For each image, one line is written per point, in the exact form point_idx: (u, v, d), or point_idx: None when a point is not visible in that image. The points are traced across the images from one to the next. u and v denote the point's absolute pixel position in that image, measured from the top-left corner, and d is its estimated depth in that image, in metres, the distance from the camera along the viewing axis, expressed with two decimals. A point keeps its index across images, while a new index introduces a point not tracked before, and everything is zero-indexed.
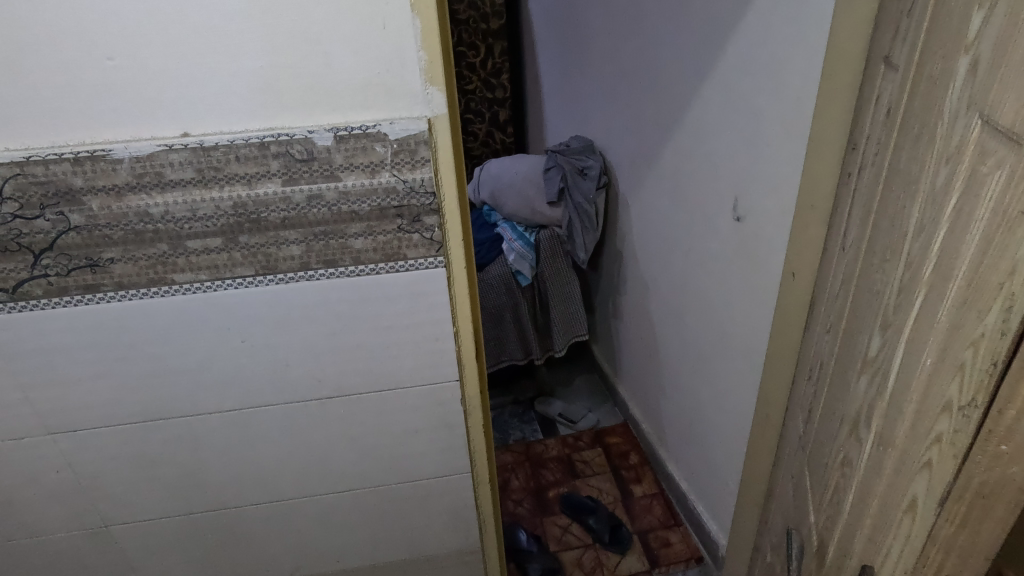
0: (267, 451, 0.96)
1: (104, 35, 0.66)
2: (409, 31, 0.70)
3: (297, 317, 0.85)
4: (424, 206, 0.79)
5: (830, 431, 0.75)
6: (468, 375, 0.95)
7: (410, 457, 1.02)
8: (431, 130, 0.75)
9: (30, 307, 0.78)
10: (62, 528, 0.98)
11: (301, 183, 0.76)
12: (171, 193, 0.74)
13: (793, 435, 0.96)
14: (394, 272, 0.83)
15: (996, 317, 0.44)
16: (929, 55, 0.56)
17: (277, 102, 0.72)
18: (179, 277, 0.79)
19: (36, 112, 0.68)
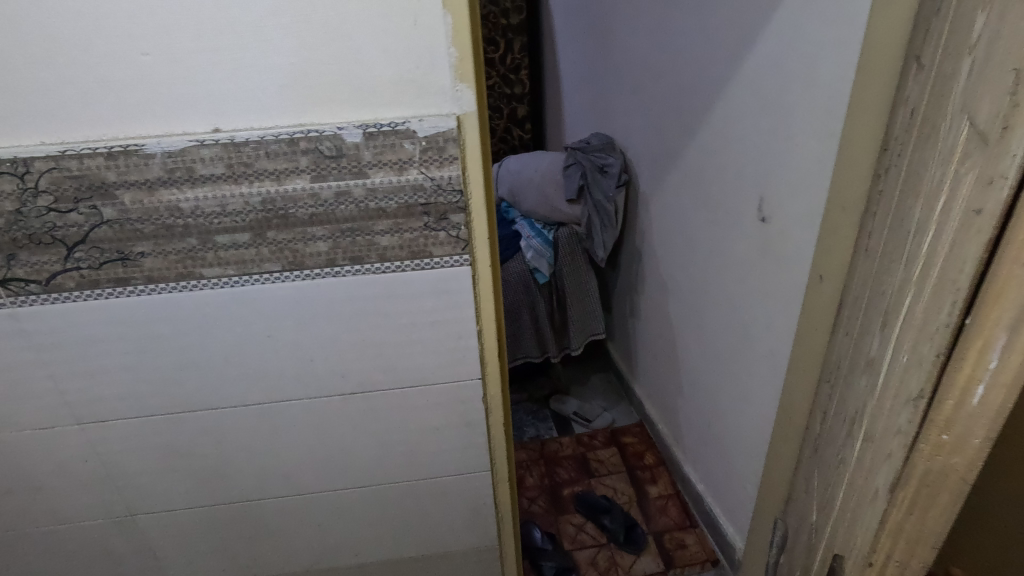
0: (290, 445, 0.97)
1: (140, 30, 0.66)
2: (441, 27, 0.69)
3: (322, 313, 0.85)
4: (452, 204, 0.79)
5: (839, 431, 0.81)
6: (490, 374, 0.95)
7: (431, 454, 1.02)
8: (459, 128, 0.75)
9: (62, 299, 0.79)
10: (88, 516, 1.00)
11: (329, 180, 0.76)
12: (201, 188, 0.74)
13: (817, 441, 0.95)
14: (419, 269, 0.83)
15: (945, 313, 0.62)
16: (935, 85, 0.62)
17: (309, 99, 0.72)
18: (207, 272, 0.80)
19: (73, 107, 0.69)
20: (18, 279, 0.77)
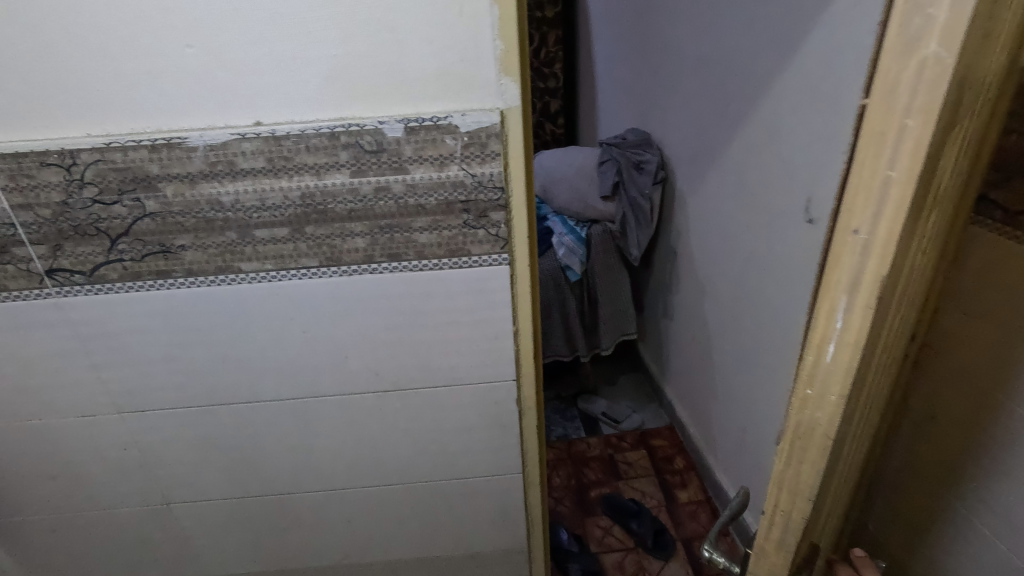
0: (323, 441, 0.97)
1: (184, 22, 0.66)
2: (486, 17, 0.67)
3: (358, 309, 0.84)
4: (492, 201, 0.77)
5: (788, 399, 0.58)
6: (526, 376, 0.93)
7: (463, 454, 1.01)
8: (503, 123, 0.72)
9: (104, 290, 0.80)
10: (126, 503, 1.02)
11: (369, 175, 0.74)
12: (242, 181, 0.74)
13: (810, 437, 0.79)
14: (457, 268, 0.81)
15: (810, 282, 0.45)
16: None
17: (349, 92, 0.70)
18: (245, 266, 0.79)
19: (117, 99, 0.69)
20: (63, 270, 0.78)
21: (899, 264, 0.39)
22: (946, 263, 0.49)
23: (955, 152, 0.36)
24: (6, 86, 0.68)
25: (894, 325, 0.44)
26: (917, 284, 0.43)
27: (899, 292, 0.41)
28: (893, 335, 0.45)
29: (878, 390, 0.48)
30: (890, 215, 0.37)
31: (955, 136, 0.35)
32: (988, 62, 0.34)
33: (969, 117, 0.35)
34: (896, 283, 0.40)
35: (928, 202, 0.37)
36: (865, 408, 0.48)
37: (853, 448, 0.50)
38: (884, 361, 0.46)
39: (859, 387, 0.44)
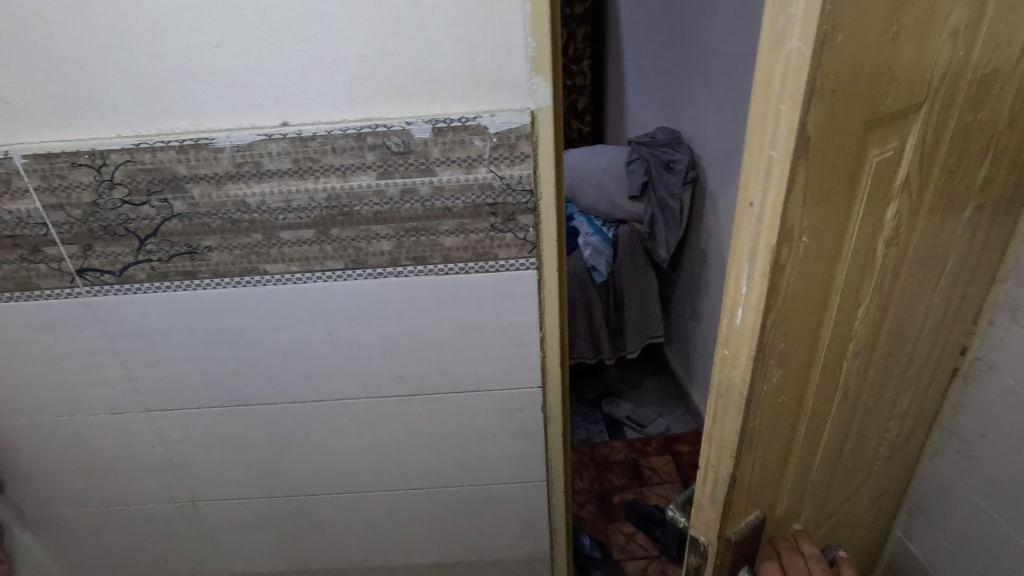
0: (346, 443, 0.96)
1: (211, 22, 0.65)
2: (518, 15, 0.65)
3: (382, 312, 0.83)
4: (521, 205, 0.75)
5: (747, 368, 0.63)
6: (551, 383, 0.90)
7: (486, 460, 0.99)
8: (533, 123, 0.70)
9: (133, 290, 0.80)
10: (154, 500, 1.02)
11: (396, 177, 0.73)
12: (268, 182, 0.73)
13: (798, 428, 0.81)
14: (484, 272, 0.79)
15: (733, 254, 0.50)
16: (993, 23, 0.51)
17: (376, 91, 0.69)
18: (271, 268, 0.79)
19: (145, 100, 0.69)
20: (93, 270, 0.78)
21: (791, 230, 0.44)
22: (871, 232, 0.54)
23: (831, 130, 0.42)
24: (38, 87, 0.68)
25: (803, 286, 0.49)
26: (823, 248, 0.49)
27: (797, 255, 0.46)
28: (806, 295, 0.50)
29: (797, 347, 0.54)
30: (774, 188, 0.42)
31: (827, 118, 0.41)
32: (847, 53, 0.39)
33: (839, 100, 0.41)
34: (794, 247, 0.45)
35: (813, 176, 0.43)
36: (785, 364, 0.54)
37: (772, 400, 0.55)
38: (797, 321, 0.51)
39: (770, 341, 0.50)
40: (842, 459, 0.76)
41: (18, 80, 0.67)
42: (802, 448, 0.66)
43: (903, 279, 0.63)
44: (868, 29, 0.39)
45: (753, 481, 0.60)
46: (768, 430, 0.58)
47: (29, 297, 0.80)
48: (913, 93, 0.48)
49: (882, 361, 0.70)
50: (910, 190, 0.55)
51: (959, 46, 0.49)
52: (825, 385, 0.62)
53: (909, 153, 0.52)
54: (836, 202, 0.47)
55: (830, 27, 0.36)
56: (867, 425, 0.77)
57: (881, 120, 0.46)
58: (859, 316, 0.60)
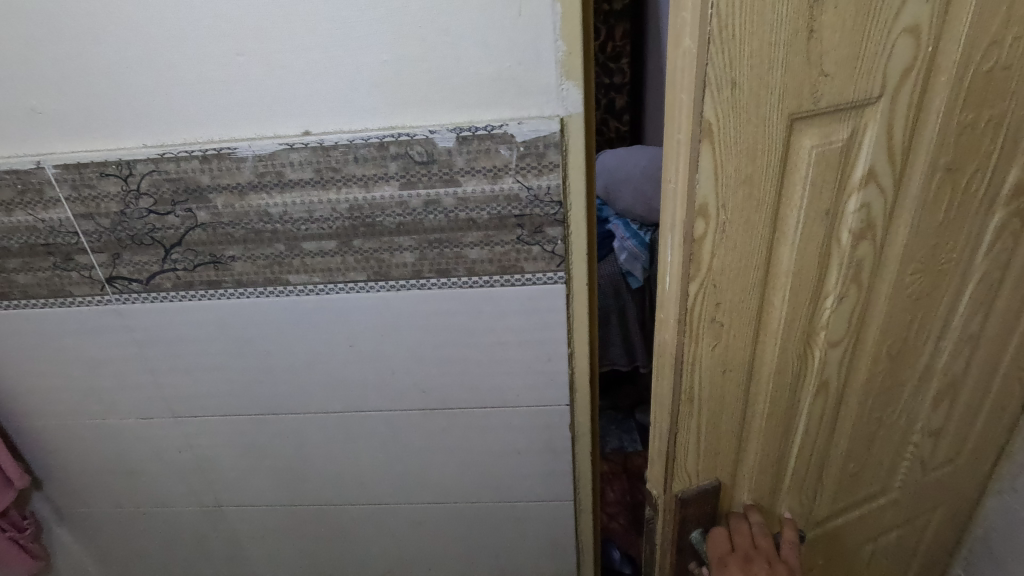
0: (368, 455, 0.94)
1: (234, 29, 0.64)
2: (548, 16, 0.61)
3: (405, 325, 0.80)
4: (549, 216, 0.71)
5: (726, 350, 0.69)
6: (580, 401, 0.86)
7: (511, 477, 0.96)
8: (563, 131, 0.66)
9: (160, 299, 0.80)
10: (182, 503, 1.03)
11: (419, 187, 0.70)
12: (290, 193, 0.71)
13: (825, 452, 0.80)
14: (510, 286, 0.76)
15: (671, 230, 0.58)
16: (989, 15, 0.52)
17: (400, 100, 0.66)
18: (294, 278, 0.77)
19: (171, 109, 0.68)
20: (123, 278, 0.79)
21: (703, 206, 0.52)
22: (829, 222, 0.57)
23: (741, 121, 0.49)
24: (68, 98, 0.68)
25: (735, 263, 0.56)
26: (755, 231, 0.55)
27: (717, 231, 0.54)
28: (741, 272, 0.57)
29: (740, 321, 0.60)
30: (682, 169, 0.51)
31: (730, 110, 0.48)
32: (747, 52, 0.46)
33: (747, 94, 0.47)
34: (710, 223, 0.53)
35: (725, 160, 0.50)
36: (725, 334, 0.60)
37: (713, 365, 0.63)
38: (733, 296, 0.58)
39: (696, 307, 0.58)
40: (834, 457, 0.78)
41: (49, 91, 0.68)
42: (770, 428, 0.70)
43: (889, 274, 0.64)
44: (774, 30, 0.45)
45: (700, 443, 0.68)
46: (714, 396, 0.65)
47: (63, 303, 0.82)
48: (863, 88, 0.51)
49: (880, 361, 0.71)
50: (884, 184, 0.57)
51: (926, 42, 0.51)
52: (793, 369, 0.66)
53: (873, 147, 0.54)
54: (765, 187, 0.53)
55: (717, 27, 0.44)
56: (869, 428, 0.77)
57: (815, 117, 0.51)
58: (831, 309, 0.63)
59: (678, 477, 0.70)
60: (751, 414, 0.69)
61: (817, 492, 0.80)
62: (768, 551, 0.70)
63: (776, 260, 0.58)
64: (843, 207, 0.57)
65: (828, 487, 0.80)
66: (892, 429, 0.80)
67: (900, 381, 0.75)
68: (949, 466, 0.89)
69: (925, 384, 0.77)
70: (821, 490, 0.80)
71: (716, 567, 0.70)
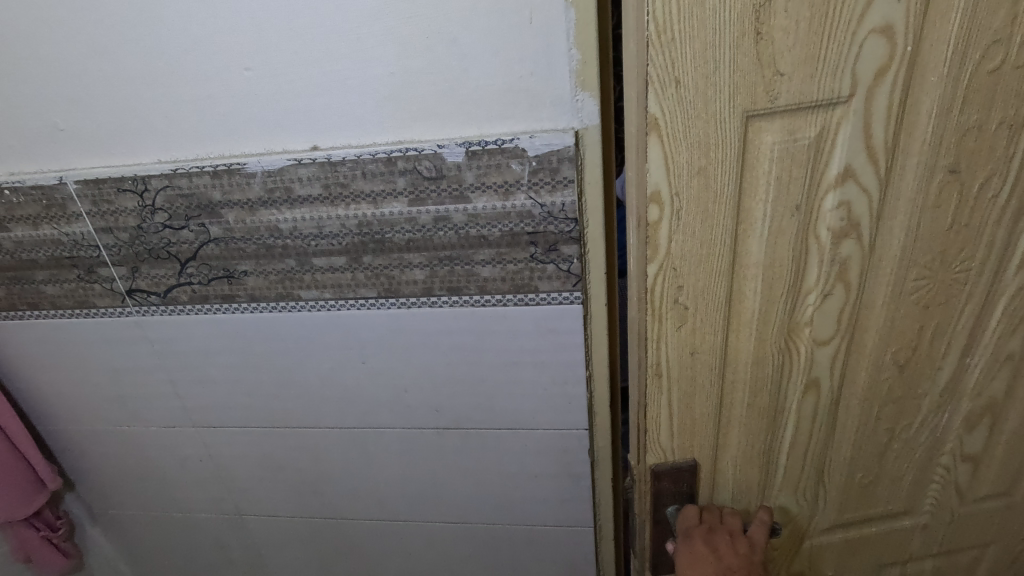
0: (382, 472, 0.93)
1: (241, 44, 0.63)
2: (561, 24, 0.57)
3: (416, 342, 0.78)
4: (564, 234, 0.67)
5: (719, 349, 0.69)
6: (599, 425, 0.82)
7: (527, 500, 0.92)
8: (579, 144, 0.62)
9: (177, 311, 0.81)
10: (205, 509, 1.05)
11: (428, 203, 0.67)
12: (299, 209, 0.70)
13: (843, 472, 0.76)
14: (523, 305, 0.72)
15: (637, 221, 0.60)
16: (990, 11, 0.48)
17: (407, 113, 0.64)
18: (305, 294, 0.76)
19: (181, 125, 0.68)
20: (142, 290, 0.80)
21: (655, 193, 0.55)
22: (802, 219, 0.56)
23: (689, 117, 0.51)
24: (86, 115, 0.69)
25: (696, 250, 0.57)
26: (716, 221, 0.56)
27: (672, 219, 0.56)
28: (703, 261, 0.58)
29: (706, 309, 0.61)
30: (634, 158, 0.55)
31: (675, 104, 0.50)
32: (688, 50, 0.48)
33: (692, 91, 0.50)
34: (664, 209, 0.55)
35: (674, 150, 0.53)
36: (690, 320, 0.61)
37: (681, 353, 0.64)
38: (696, 282, 0.59)
39: (656, 291, 0.60)
40: (836, 466, 0.74)
41: (69, 109, 0.69)
42: (750, 422, 0.69)
43: (886, 281, 0.61)
44: (715, 31, 0.47)
45: (672, 425, 0.69)
46: (684, 382, 0.66)
47: (87, 314, 0.83)
48: (830, 85, 0.50)
49: (885, 371, 0.67)
50: (866, 183, 0.55)
51: (904, 41, 0.49)
52: (774, 365, 0.65)
53: (849, 146, 0.53)
54: (722, 178, 0.54)
55: (653, 31, 0.48)
56: (879, 442, 0.73)
57: (774, 114, 0.51)
58: (814, 307, 0.61)
59: (653, 452, 0.70)
60: (729, 406, 0.68)
61: (820, 493, 0.77)
62: (733, 527, 0.71)
63: (745, 252, 0.58)
64: (821, 204, 0.56)
65: (834, 493, 0.77)
66: (907, 444, 0.74)
67: (917, 394, 0.70)
68: (999, 500, 0.81)
69: (951, 403, 0.71)
70: (823, 495, 0.77)
71: (684, 539, 0.70)
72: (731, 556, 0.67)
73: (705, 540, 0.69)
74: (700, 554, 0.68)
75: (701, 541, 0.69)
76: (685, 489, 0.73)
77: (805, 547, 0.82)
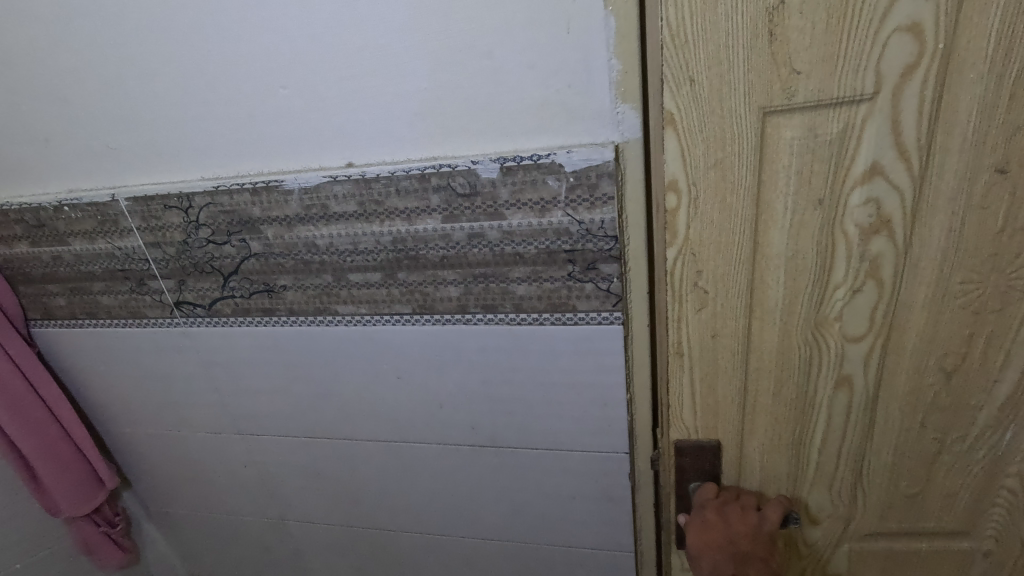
0: (418, 486, 0.92)
1: (278, 62, 0.63)
2: (601, 33, 0.54)
3: (452, 360, 0.77)
4: (603, 252, 0.63)
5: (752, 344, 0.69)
6: (640, 449, 0.78)
7: (565, 522, 0.89)
8: (618, 158, 0.59)
9: (221, 323, 0.82)
10: (250, 513, 1.07)
11: (462, 221, 0.66)
12: (335, 225, 0.70)
13: (895, 490, 0.71)
14: (561, 325, 0.69)
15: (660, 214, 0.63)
16: None
17: (442, 130, 0.62)
18: (342, 309, 0.76)
19: (222, 142, 0.69)
20: (188, 302, 0.82)
21: (673, 182, 0.58)
22: (826, 215, 0.57)
23: (705, 112, 0.55)
24: (136, 134, 0.71)
25: (715, 237, 0.60)
26: (734, 210, 0.58)
27: (690, 205, 0.59)
28: (722, 248, 0.60)
29: (728, 296, 0.62)
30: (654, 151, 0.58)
31: (691, 100, 0.54)
32: (702, 51, 0.52)
33: (708, 89, 0.54)
34: (682, 197, 0.58)
35: (691, 143, 0.56)
36: (711, 304, 0.63)
37: (702, 339, 0.66)
38: (715, 268, 0.61)
39: (677, 276, 0.63)
40: (875, 471, 0.70)
41: (122, 129, 0.71)
42: (778, 413, 0.68)
43: (927, 279, 0.58)
44: (730, 34, 0.51)
45: (694, 399, 0.70)
46: (705, 364, 0.67)
47: (140, 324, 0.86)
48: (850, 83, 0.51)
49: (930, 377, 0.63)
50: (896, 180, 0.54)
51: (933, 38, 0.49)
52: (800, 357, 0.64)
53: (876, 142, 0.53)
54: (739, 172, 0.56)
55: (668, 35, 0.52)
56: (926, 450, 0.67)
57: (793, 110, 0.53)
58: (843, 302, 0.61)
59: (676, 431, 0.73)
60: (755, 395, 0.68)
61: (858, 495, 0.72)
62: (749, 503, 0.70)
63: (766, 242, 0.59)
64: (847, 199, 0.56)
65: (875, 495, 0.72)
66: (961, 456, 0.67)
67: (971, 405, 0.63)
68: None
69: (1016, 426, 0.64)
70: (860, 495, 0.72)
71: (698, 510, 0.72)
72: (741, 531, 0.68)
73: (717, 512, 0.70)
74: (711, 527, 0.69)
75: (713, 512, 0.70)
76: (707, 467, 0.73)
77: (839, 551, 0.77)
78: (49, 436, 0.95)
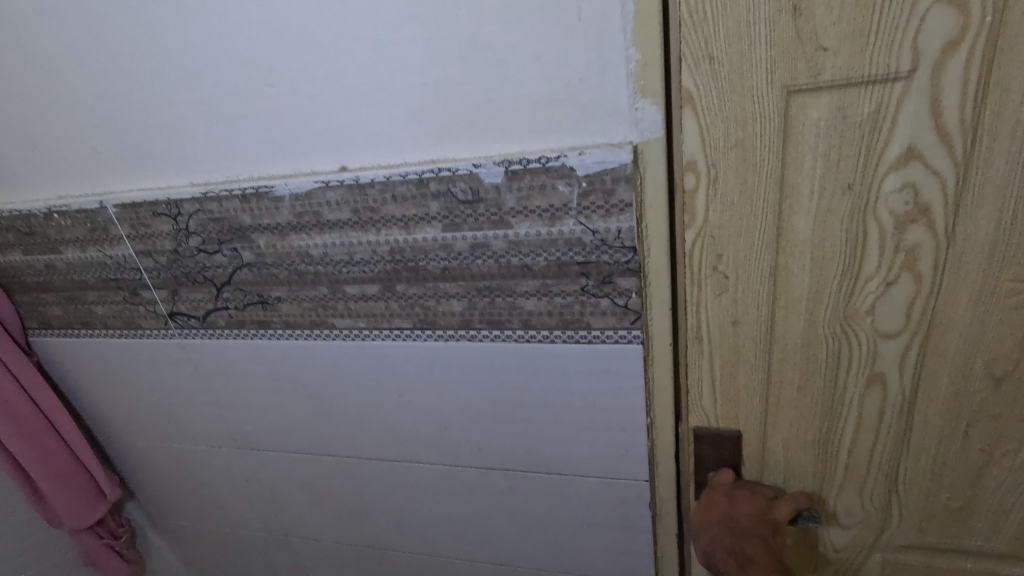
0: (422, 505, 0.87)
1: (261, 58, 0.58)
2: (616, 19, 0.47)
3: (455, 378, 0.71)
4: (619, 265, 0.57)
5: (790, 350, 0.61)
6: (661, 477, 0.71)
7: (581, 550, 0.82)
8: (637, 160, 0.52)
9: (216, 335, 0.78)
10: (254, 528, 1.04)
11: (464, 229, 0.60)
12: (329, 234, 0.65)
13: (941, 511, 0.63)
14: (573, 343, 0.63)
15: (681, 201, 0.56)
16: None
17: (439, 130, 0.57)
18: (339, 322, 0.71)
19: (206, 144, 0.65)
20: (182, 313, 0.78)
21: (691, 163, 0.51)
22: (856, 200, 0.49)
23: (725, 92, 0.48)
24: (121, 137, 0.67)
25: (737, 222, 0.53)
26: (756, 193, 0.51)
27: (710, 187, 0.52)
28: (744, 232, 0.53)
29: (751, 286, 0.56)
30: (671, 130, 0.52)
31: (711, 78, 0.48)
32: (722, 26, 0.46)
33: (728, 67, 0.47)
34: (701, 177, 0.52)
35: (710, 122, 0.50)
36: (732, 289, 0.56)
37: (724, 338, 0.59)
38: (738, 252, 0.54)
39: (696, 268, 0.56)
40: (912, 481, 0.62)
41: (107, 134, 0.67)
42: (804, 418, 0.61)
43: (975, 274, 0.50)
44: (749, 8, 0.45)
45: (715, 391, 0.63)
46: (725, 360, 0.61)
47: (135, 334, 0.83)
48: (884, 60, 0.44)
49: (976, 383, 0.55)
50: (936, 165, 0.47)
51: (981, 8, 0.41)
52: (827, 350, 0.57)
53: (913, 123, 0.46)
54: (763, 153, 0.49)
55: (686, 11, 0.46)
56: (971, 463, 0.59)
57: (817, 88, 0.46)
58: (875, 295, 0.53)
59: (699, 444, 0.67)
60: (778, 399, 0.61)
61: (894, 503, 0.64)
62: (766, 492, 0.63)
63: (790, 228, 0.52)
64: (879, 186, 0.48)
65: (912, 506, 0.64)
66: (1012, 474, 0.58)
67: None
68: None
69: None
70: (895, 503, 0.64)
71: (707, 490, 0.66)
72: (751, 515, 0.62)
73: (725, 494, 0.64)
74: (715, 507, 0.64)
75: (719, 493, 0.64)
76: (728, 457, 0.66)
77: (870, 560, 0.69)
78: (48, 448, 0.93)
